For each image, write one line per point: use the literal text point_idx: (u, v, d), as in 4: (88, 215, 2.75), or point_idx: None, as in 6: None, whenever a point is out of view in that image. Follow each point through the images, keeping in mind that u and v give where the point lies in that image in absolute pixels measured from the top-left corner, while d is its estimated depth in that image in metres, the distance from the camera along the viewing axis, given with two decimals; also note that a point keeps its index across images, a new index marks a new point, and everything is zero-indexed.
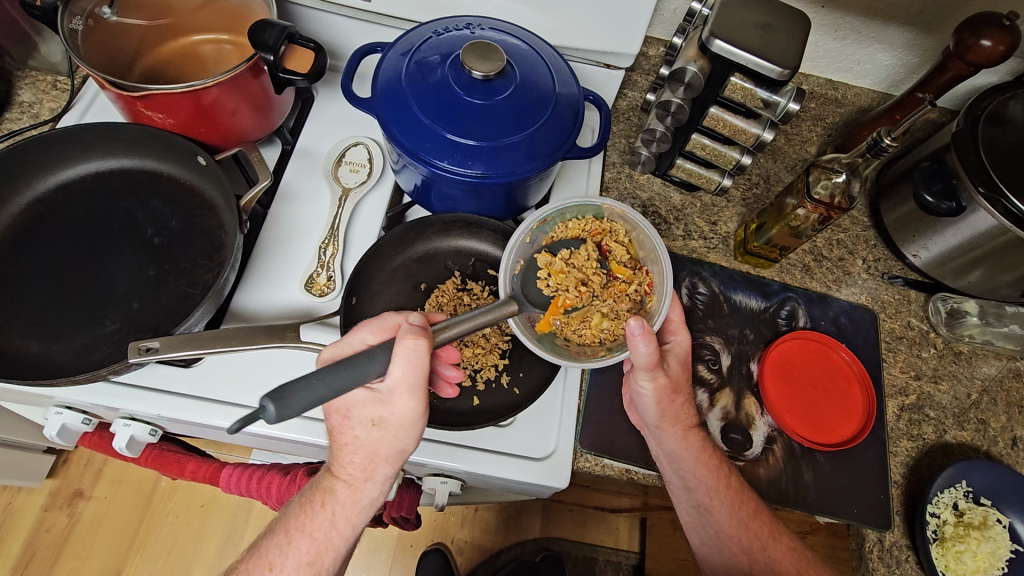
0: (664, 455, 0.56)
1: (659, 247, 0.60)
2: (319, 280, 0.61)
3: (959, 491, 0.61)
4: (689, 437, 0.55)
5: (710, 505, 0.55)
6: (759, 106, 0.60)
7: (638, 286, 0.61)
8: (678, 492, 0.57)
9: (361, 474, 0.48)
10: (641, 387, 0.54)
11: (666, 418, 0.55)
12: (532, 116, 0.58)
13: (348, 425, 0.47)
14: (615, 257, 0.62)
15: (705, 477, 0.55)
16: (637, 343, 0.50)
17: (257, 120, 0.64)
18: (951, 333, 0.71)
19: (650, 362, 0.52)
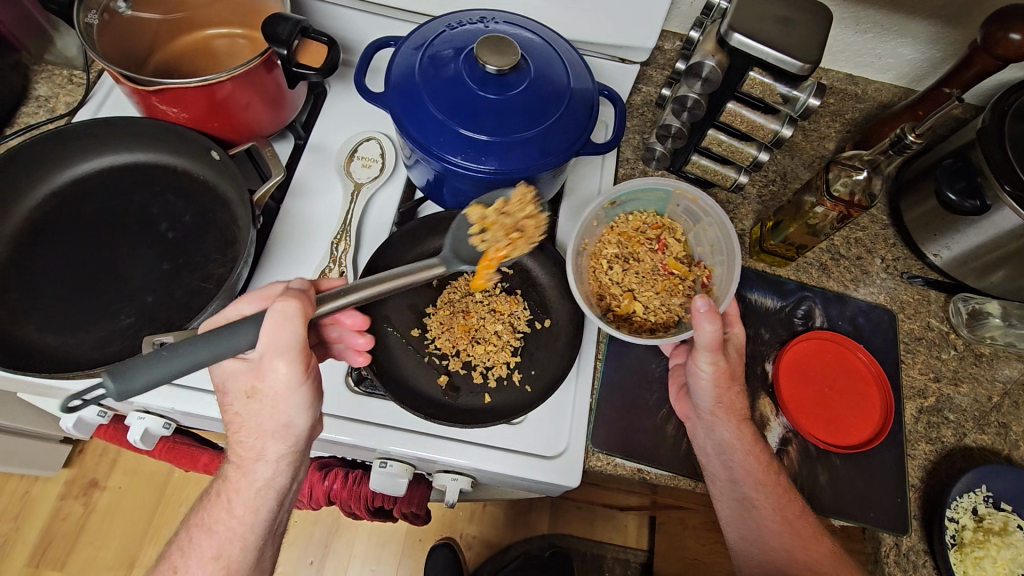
0: (713, 445, 0.55)
1: (718, 243, 0.66)
2: (331, 276, 0.61)
3: (979, 495, 0.60)
4: (743, 428, 0.56)
5: (755, 499, 0.55)
6: (778, 101, 0.59)
7: (694, 280, 0.66)
8: (721, 485, 0.56)
9: (250, 454, 0.48)
10: (699, 369, 0.54)
11: (721, 406, 0.55)
12: (546, 111, 0.57)
13: (231, 407, 0.48)
14: (673, 252, 0.67)
15: (754, 469, 0.55)
16: (702, 321, 0.51)
17: (270, 114, 0.64)
18: (973, 334, 0.70)
19: (715, 343, 0.52)
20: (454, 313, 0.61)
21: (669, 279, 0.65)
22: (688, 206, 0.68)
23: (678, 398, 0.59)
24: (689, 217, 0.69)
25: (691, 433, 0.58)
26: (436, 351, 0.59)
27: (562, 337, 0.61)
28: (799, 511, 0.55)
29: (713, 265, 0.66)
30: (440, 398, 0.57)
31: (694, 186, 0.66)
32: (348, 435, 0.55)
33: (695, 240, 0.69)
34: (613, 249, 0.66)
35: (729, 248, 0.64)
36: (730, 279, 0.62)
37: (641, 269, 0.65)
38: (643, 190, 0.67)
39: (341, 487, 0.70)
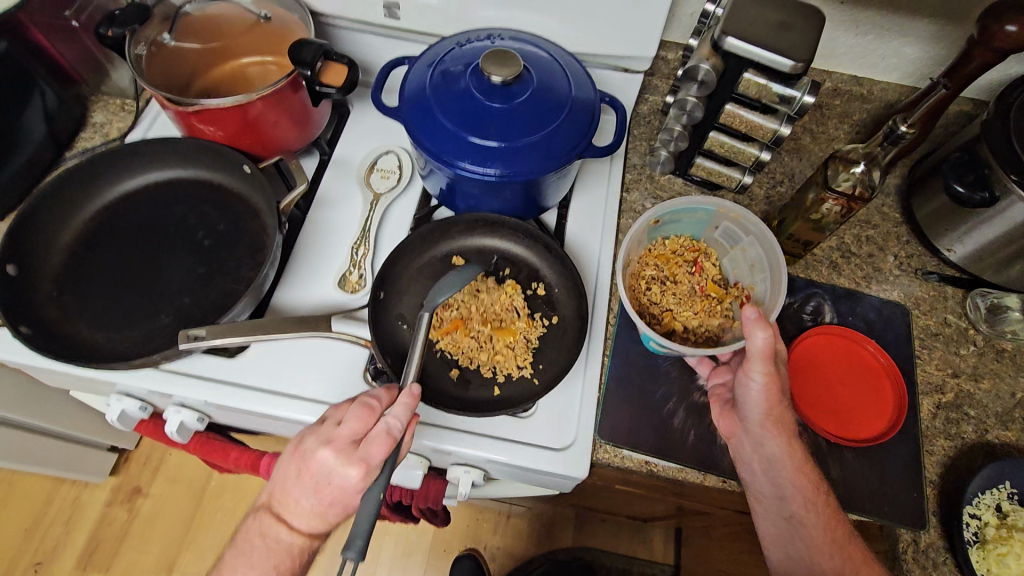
0: (762, 461, 0.54)
1: (758, 262, 0.67)
2: (352, 277, 0.66)
3: (1002, 492, 0.58)
4: (794, 445, 0.53)
5: (803, 516, 0.53)
6: (776, 101, 0.61)
7: (732, 301, 0.66)
8: (769, 503, 0.55)
9: (317, 528, 0.53)
10: (750, 380, 0.53)
11: (771, 419, 0.53)
12: (548, 117, 0.61)
13: (308, 498, 0.51)
14: (710, 275, 0.68)
15: (805, 487, 0.53)
16: (754, 328, 0.51)
17: (296, 131, 0.69)
18: (992, 329, 0.69)
19: (767, 352, 0.51)
20: (450, 313, 0.62)
21: (708, 301, 0.66)
22: (726, 228, 0.70)
23: (723, 415, 0.58)
24: (727, 240, 0.71)
25: (737, 451, 0.57)
26: (448, 347, 0.61)
27: (569, 332, 0.62)
28: (836, 520, 0.54)
29: (752, 284, 0.67)
30: (452, 392, 0.59)
31: (736, 204, 0.68)
32: None
33: (731, 263, 0.70)
34: (651, 271, 0.67)
35: (772, 264, 0.64)
36: (773, 294, 0.63)
37: (679, 290, 0.66)
38: (683, 211, 0.69)
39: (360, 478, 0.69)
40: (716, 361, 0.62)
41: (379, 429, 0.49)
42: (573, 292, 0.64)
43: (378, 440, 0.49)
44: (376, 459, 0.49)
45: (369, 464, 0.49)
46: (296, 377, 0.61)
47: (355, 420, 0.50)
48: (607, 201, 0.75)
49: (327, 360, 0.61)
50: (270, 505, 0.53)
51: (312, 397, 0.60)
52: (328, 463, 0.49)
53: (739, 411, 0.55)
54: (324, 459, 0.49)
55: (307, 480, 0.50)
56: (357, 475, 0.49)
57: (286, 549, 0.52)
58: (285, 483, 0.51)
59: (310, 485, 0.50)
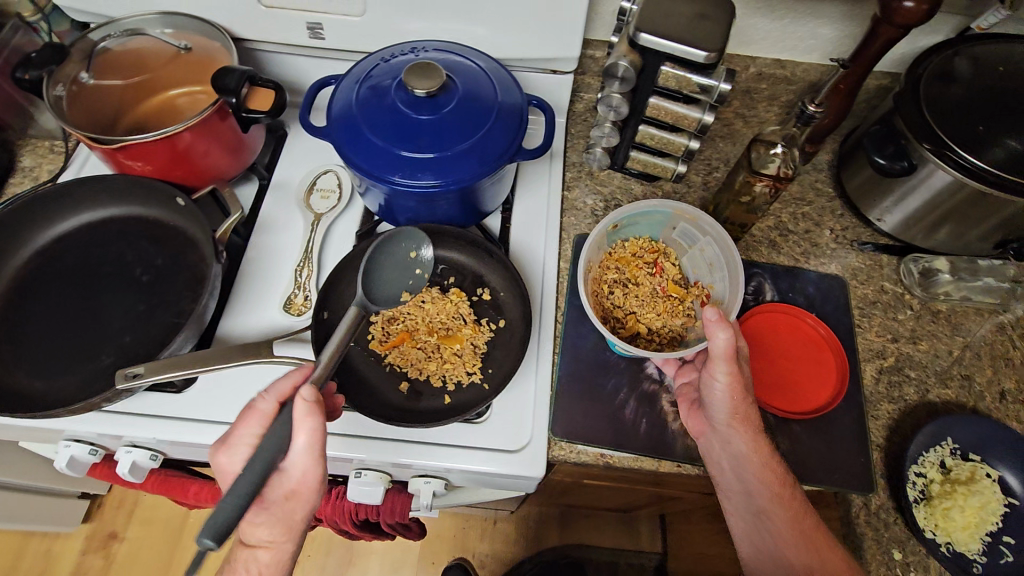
0: (729, 459, 0.55)
1: (716, 262, 0.69)
2: (297, 300, 0.65)
3: (945, 448, 0.60)
4: (759, 442, 0.55)
5: (770, 510, 0.54)
6: (696, 91, 0.63)
7: (693, 301, 0.68)
8: (737, 498, 0.56)
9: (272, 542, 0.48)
10: (715, 380, 0.55)
11: (737, 417, 0.54)
12: (475, 125, 0.62)
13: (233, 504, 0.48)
14: (670, 275, 0.70)
15: (772, 483, 0.54)
16: (715, 329, 0.52)
17: (229, 158, 0.69)
18: (927, 292, 0.72)
19: (729, 352, 0.53)
20: (396, 326, 0.63)
21: (669, 301, 0.67)
22: (685, 228, 0.71)
23: (691, 416, 0.59)
24: (685, 240, 0.72)
25: (706, 450, 0.57)
26: (397, 361, 0.61)
27: (517, 334, 0.62)
28: (802, 511, 0.55)
29: (710, 283, 0.69)
30: (405, 405, 0.59)
31: (693, 205, 0.68)
32: None
33: (690, 262, 0.72)
34: (613, 274, 0.69)
35: (730, 264, 0.66)
36: (733, 295, 0.65)
37: (641, 292, 0.68)
38: (642, 213, 0.70)
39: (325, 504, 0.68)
40: (681, 360, 0.63)
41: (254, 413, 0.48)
42: (517, 294, 0.64)
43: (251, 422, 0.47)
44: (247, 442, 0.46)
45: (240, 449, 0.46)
46: (247, 406, 0.60)
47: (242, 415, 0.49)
48: (548, 201, 0.76)
49: None
50: (234, 539, 0.50)
51: None
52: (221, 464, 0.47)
53: (706, 411, 0.56)
54: (229, 456, 0.48)
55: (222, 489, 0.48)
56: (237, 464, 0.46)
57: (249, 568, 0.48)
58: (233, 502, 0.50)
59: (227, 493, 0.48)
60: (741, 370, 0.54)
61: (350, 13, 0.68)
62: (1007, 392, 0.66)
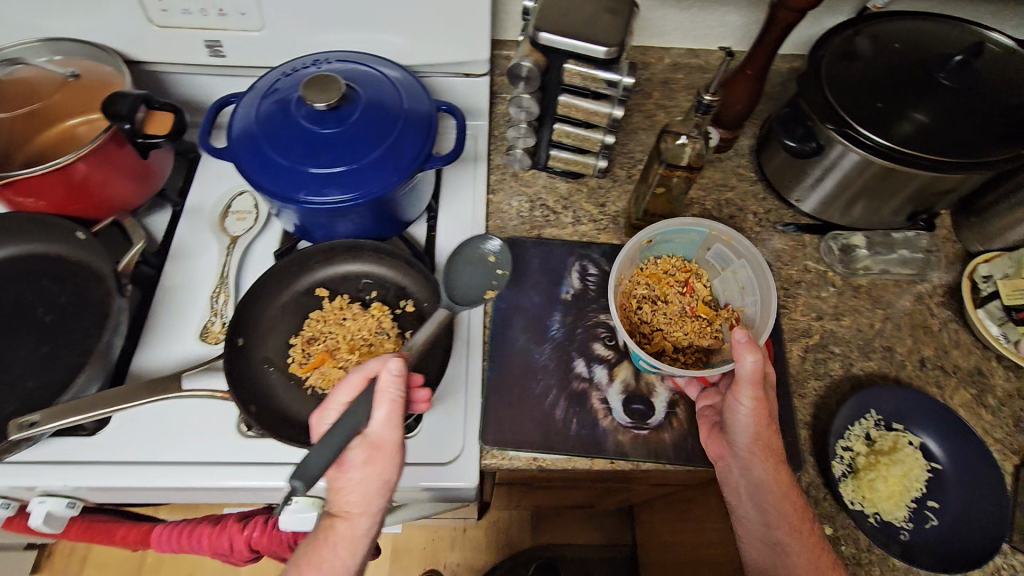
0: (749, 486, 0.54)
1: (749, 284, 0.67)
2: (214, 328, 0.64)
3: (869, 421, 0.62)
4: (780, 470, 0.54)
5: (788, 544, 0.53)
6: (602, 87, 0.62)
7: (722, 322, 0.67)
8: (753, 528, 0.55)
9: (360, 508, 0.50)
10: (739, 405, 0.54)
11: (759, 444, 0.54)
12: (382, 135, 0.61)
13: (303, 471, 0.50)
14: (700, 295, 0.69)
15: (790, 514, 0.53)
16: (744, 352, 0.51)
17: (133, 186, 0.66)
18: (847, 268, 0.73)
19: (755, 376, 0.52)
20: (316, 346, 0.61)
21: (698, 321, 0.66)
22: (719, 248, 0.70)
23: (710, 438, 0.58)
24: (718, 262, 0.71)
25: (724, 474, 0.56)
26: (318, 383, 0.59)
27: (441, 344, 0.61)
28: (820, 548, 0.53)
29: (743, 306, 0.67)
30: None
31: (729, 226, 0.67)
32: (240, 477, 0.57)
33: (721, 284, 0.70)
34: (644, 290, 0.68)
35: (763, 287, 0.65)
36: (765, 316, 0.63)
37: (670, 310, 0.67)
38: (677, 232, 0.69)
39: (262, 534, 0.65)
40: (705, 382, 0.62)
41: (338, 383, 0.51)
42: (440, 303, 0.63)
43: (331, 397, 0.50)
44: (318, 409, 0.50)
45: None
46: (165, 442, 0.58)
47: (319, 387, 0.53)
48: (473, 206, 0.75)
49: (196, 417, 0.60)
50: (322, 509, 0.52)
51: (182, 459, 0.58)
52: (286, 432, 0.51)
53: (727, 435, 0.56)
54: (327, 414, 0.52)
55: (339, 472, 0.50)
56: None
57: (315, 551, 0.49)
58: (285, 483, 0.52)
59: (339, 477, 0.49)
60: (766, 397, 0.54)
61: (248, 28, 0.66)
62: (927, 359, 0.68)
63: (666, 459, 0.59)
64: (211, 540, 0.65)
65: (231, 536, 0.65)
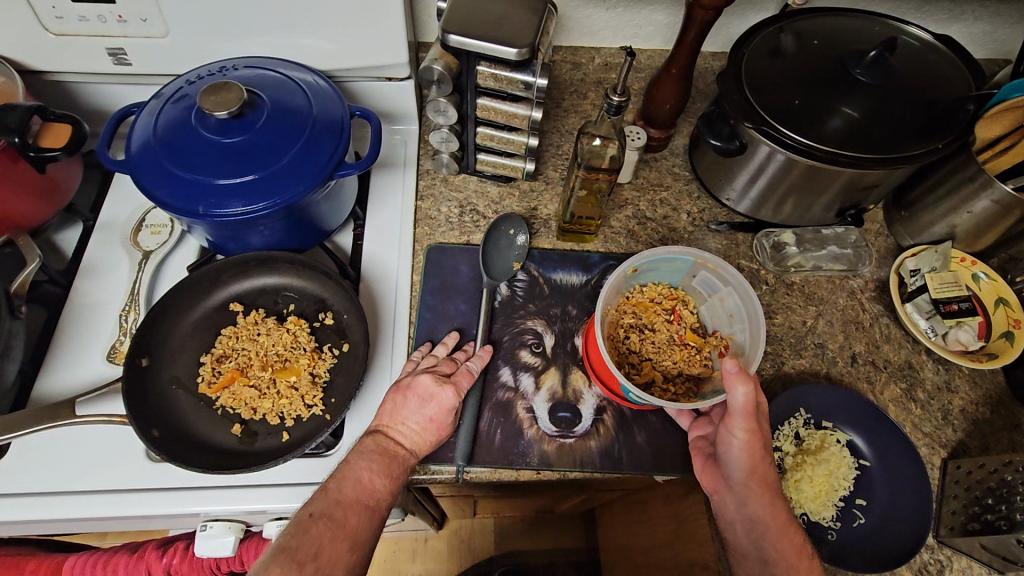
0: (744, 520, 0.52)
1: (737, 312, 0.63)
2: (122, 347, 0.61)
3: (798, 419, 0.61)
4: (779, 507, 0.52)
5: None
6: (519, 88, 0.61)
7: (711, 352, 0.63)
8: (750, 567, 0.51)
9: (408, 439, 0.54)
10: (732, 437, 0.52)
11: (755, 478, 0.51)
12: (290, 143, 0.59)
13: (414, 414, 0.54)
14: (688, 323, 0.66)
15: (789, 554, 0.50)
16: (734, 384, 0.49)
17: (31, 202, 0.63)
18: (779, 266, 0.73)
19: (747, 408, 0.50)
20: (227, 364, 0.59)
21: (687, 351, 0.63)
22: (706, 277, 0.65)
23: (704, 470, 0.56)
24: (705, 289, 0.66)
25: (718, 507, 0.54)
26: (229, 403, 0.57)
27: (360, 357, 0.59)
28: None
29: (731, 333, 0.64)
30: (236, 449, 0.55)
31: (716, 254, 0.63)
32: (143, 505, 0.54)
33: (709, 311, 0.66)
34: (630, 320, 0.65)
35: (751, 316, 0.60)
36: (753, 347, 0.59)
37: (657, 340, 0.64)
38: (663, 260, 0.65)
39: (182, 562, 0.61)
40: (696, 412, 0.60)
41: (464, 367, 0.59)
42: (356, 315, 0.61)
43: (464, 374, 0.58)
44: (464, 386, 0.57)
45: (458, 386, 0.57)
46: (64, 470, 0.55)
47: (443, 363, 0.59)
48: (401, 212, 0.73)
49: (99, 443, 0.56)
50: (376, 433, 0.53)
51: (83, 488, 0.55)
52: (426, 384, 0.56)
53: (721, 467, 0.54)
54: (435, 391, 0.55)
55: (413, 407, 0.55)
56: (453, 395, 0.56)
57: (391, 461, 0.52)
58: (392, 409, 0.55)
59: (424, 413, 0.54)
60: (761, 428, 0.52)
61: (152, 35, 0.63)
62: (858, 355, 0.68)
63: (592, 468, 0.58)
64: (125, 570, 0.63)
65: (145, 566, 0.62)
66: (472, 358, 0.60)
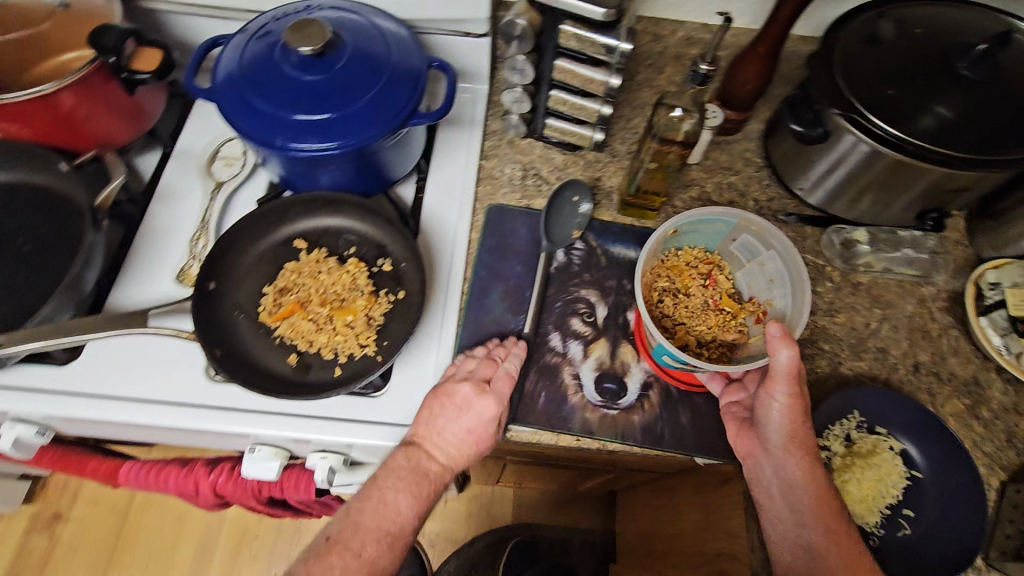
0: (783, 484, 0.51)
1: (779, 276, 0.62)
2: (191, 271, 0.63)
3: (851, 422, 0.59)
4: (817, 471, 0.52)
5: (823, 548, 0.49)
6: (601, 52, 0.60)
7: (747, 316, 0.63)
8: (787, 532, 0.50)
9: (442, 454, 0.54)
10: (773, 399, 0.52)
11: (795, 442, 0.52)
12: (368, 85, 0.59)
13: (451, 425, 0.54)
14: (723, 288, 0.65)
15: (826, 516, 0.50)
16: (778, 346, 0.50)
17: (118, 123, 0.66)
18: (847, 264, 0.70)
19: (790, 371, 0.51)
20: (287, 297, 0.61)
21: (721, 316, 0.63)
22: (746, 240, 0.65)
23: (738, 435, 0.56)
24: (743, 253, 0.66)
25: (752, 472, 0.54)
26: (287, 334, 0.59)
27: (414, 305, 0.60)
28: (858, 558, 0.49)
29: (769, 299, 0.63)
30: (291, 378, 0.57)
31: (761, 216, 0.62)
32: (200, 420, 0.56)
33: (746, 277, 0.66)
34: (665, 283, 0.64)
35: (794, 279, 0.60)
36: (794, 310, 0.58)
37: (691, 304, 0.63)
38: (703, 222, 0.64)
39: (227, 481, 0.65)
40: (728, 377, 0.59)
41: (502, 371, 0.57)
42: (415, 264, 0.62)
43: (503, 379, 0.56)
44: (503, 393, 0.55)
45: (498, 396, 0.55)
46: (131, 378, 0.58)
47: (483, 366, 0.57)
48: (464, 169, 0.73)
49: (164, 357, 0.59)
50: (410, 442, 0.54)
51: (148, 397, 0.58)
52: (467, 396, 0.54)
53: (758, 430, 0.54)
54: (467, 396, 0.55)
55: (453, 420, 0.54)
56: (492, 407, 0.54)
57: (420, 480, 0.53)
58: (429, 417, 0.55)
59: (460, 427, 0.54)
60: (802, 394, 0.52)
61: None
62: (922, 364, 0.65)
63: (632, 441, 0.57)
64: (176, 481, 0.66)
65: (195, 480, 0.65)
66: (508, 358, 0.58)
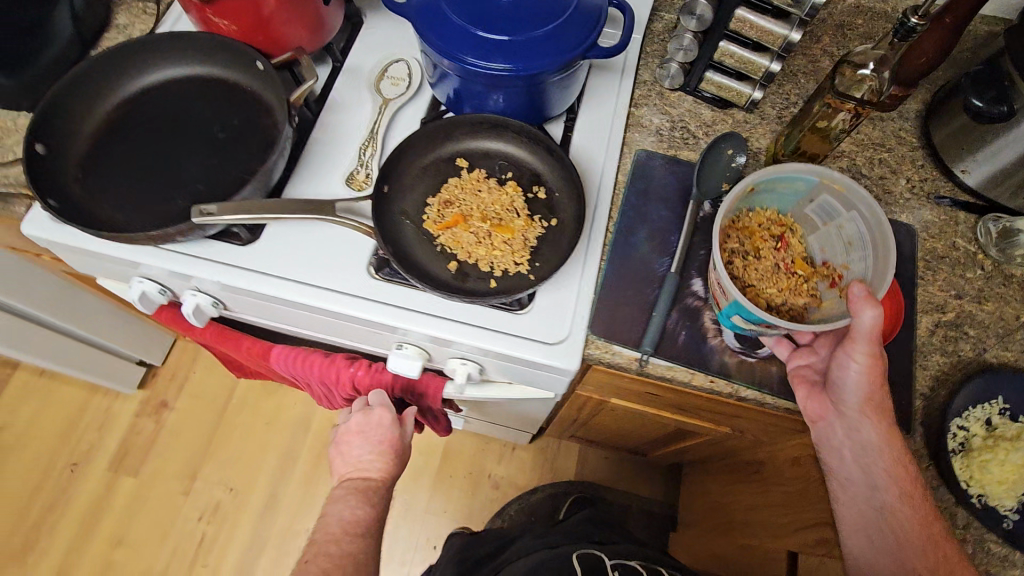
0: (855, 446, 0.56)
1: (860, 238, 0.62)
2: (359, 176, 0.68)
3: (994, 407, 0.59)
4: (892, 433, 0.55)
5: (895, 504, 0.54)
6: (788, 3, 0.60)
7: (819, 280, 0.62)
8: (857, 490, 0.56)
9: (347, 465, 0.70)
10: (851, 361, 0.55)
11: (871, 404, 0.55)
12: (553, 12, 0.61)
13: (356, 451, 0.70)
14: (795, 251, 0.64)
15: (900, 477, 0.55)
16: (862, 306, 0.52)
17: (309, 35, 0.70)
18: (1003, 254, 0.68)
19: (873, 332, 0.53)
20: (451, 210, 0.64)
21: (794, 279, 0.62)
22: (824, 202, 0.64)
23: (809, 398, 0.58)
24: (819, 216, 0.65)
25: (822, 434, 0.58)
26: (449, 243, 0.63)
27: (567, 233, 0.63)
28: (931, 514, 0.54)
29: (845, 263, 0.63)
30: (450, 283, 0.61)
31: (842, 174, 0.62)
32: (363, 310, 0.61)
33: (819, 240, 0.65)
34: (736, 244, 0.62)
35: (878, 242, 0.60)
36: (876, 273, 0.59)
37: (762, 266, 0.62)
38: (782, 179, 0.64)
39: (366, 374, 0.71)
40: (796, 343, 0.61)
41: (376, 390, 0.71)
42: (570, 196, 0.64)
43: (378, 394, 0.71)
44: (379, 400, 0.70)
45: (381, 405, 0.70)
46: (303, 264, 0.64)
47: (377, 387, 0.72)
48: (614, 113, 0.74)
49: (334, 249, 0.64)
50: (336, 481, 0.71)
51: (318, 283, 0.63)
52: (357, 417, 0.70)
53: (833, 394, 0.57)
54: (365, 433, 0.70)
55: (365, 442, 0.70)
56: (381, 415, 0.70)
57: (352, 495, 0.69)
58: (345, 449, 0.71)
59: (366, 445, 0.70)
60: (880, 355, 0.55)
61: None
62: None
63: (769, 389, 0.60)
64: (320, 368, 0.71)
65: (337, 368, 0.70)
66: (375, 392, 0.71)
